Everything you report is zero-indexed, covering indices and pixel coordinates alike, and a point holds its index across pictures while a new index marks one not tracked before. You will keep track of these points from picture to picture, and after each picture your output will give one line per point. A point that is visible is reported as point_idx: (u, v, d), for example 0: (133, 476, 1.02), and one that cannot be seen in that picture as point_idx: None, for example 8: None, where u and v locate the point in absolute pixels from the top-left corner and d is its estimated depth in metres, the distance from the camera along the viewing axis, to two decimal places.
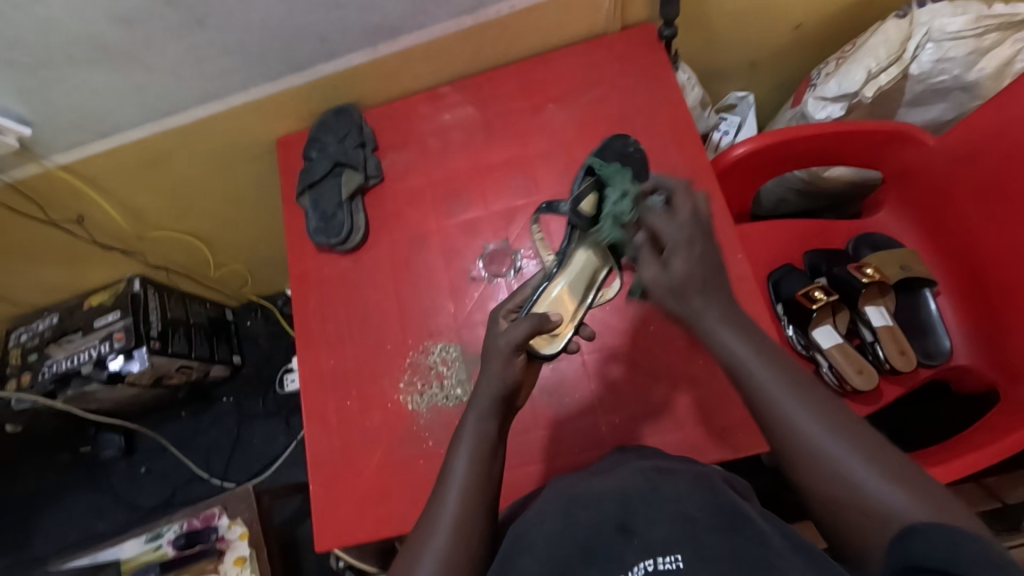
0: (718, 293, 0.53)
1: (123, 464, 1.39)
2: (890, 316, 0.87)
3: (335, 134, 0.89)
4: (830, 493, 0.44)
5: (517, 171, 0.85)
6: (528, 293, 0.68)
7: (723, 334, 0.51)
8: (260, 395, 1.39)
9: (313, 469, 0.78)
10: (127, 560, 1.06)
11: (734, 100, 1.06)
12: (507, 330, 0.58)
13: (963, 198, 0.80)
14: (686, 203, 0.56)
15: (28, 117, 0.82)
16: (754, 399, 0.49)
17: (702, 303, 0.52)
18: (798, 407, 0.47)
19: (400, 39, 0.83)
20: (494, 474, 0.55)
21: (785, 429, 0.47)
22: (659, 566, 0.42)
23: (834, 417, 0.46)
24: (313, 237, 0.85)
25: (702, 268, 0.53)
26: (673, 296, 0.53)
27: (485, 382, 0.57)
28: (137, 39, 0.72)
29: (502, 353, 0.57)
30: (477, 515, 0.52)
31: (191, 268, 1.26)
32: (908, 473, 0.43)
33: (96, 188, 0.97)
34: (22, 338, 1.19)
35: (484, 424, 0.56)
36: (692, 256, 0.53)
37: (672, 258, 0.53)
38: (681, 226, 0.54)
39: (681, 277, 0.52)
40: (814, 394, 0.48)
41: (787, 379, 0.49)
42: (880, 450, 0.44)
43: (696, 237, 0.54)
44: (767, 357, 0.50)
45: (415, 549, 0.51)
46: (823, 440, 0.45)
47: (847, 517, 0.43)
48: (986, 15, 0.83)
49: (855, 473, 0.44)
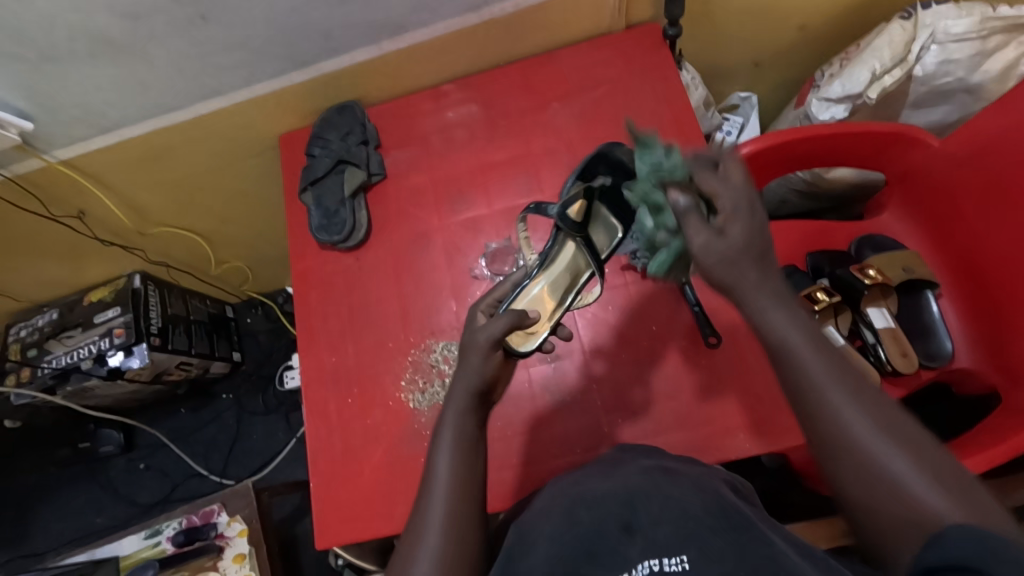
0: (772, 264, 0.47)
1: (122, 459, 1.38)
2: (891, 317, 0.87)
3: (338, 131, 0.89)
4: (867, 489, 0.42)
5: (520, 169, 0.85)
6: (509, 289, 0.67)
7: (774, 315, 0.46)
8: (260, 392, 1.39)
9: (314, 466, 0.78)
10: (126, 556, 1.06)
11: (737, 100, 1.06)
12: (486, 325, 0.57)
13: (966, 200, 0.80)
14: (736, 169, 0.50)
15: (29, 111, 0.81)
16: (798, 387, 0.45)
17: (762, 276, 0.47)
18: (847, 400, 0.44)
19: (404, 36, 0.83)
20: (478, 471, 0.54)
21: (830, 422, 0.44)
22: (665, 567, 0.41)
23: (881, 410, 0.44)
24: (315, 234, 0.85)
25: (759, 237, 0.47)
26: (725, 265, 0.47)
27: (463, 376, 0.56)
28: (141, 34, 0.72)
29: (481, 347, 0.56)
30: (468, 512, 0.51)
31: (192, 264, 1.25)
32: (949, 474, 0.41)
33: (96, 183, 0.96)
34: (22, 334, 1.19)
35: (462, 420, 0.55)
36: (750, 223, 0.47)
37: (728, 224, 0.47)
38: (737, 191, 0.48)
39: (739, 245, 0.46)
40: (863, 387, 0.45)
41: (837, 368, 0.45)
42: (926, 450, 0.42)
43: (751, 202, 0.48)
44: (819, 343, 0.46)
45: (409, 548, 0.50)
46: (867, 435, 0.43)
47: (884, 517, 0.41)
48: (991, 17, 0.83)
49: (899, 473, 0.41)
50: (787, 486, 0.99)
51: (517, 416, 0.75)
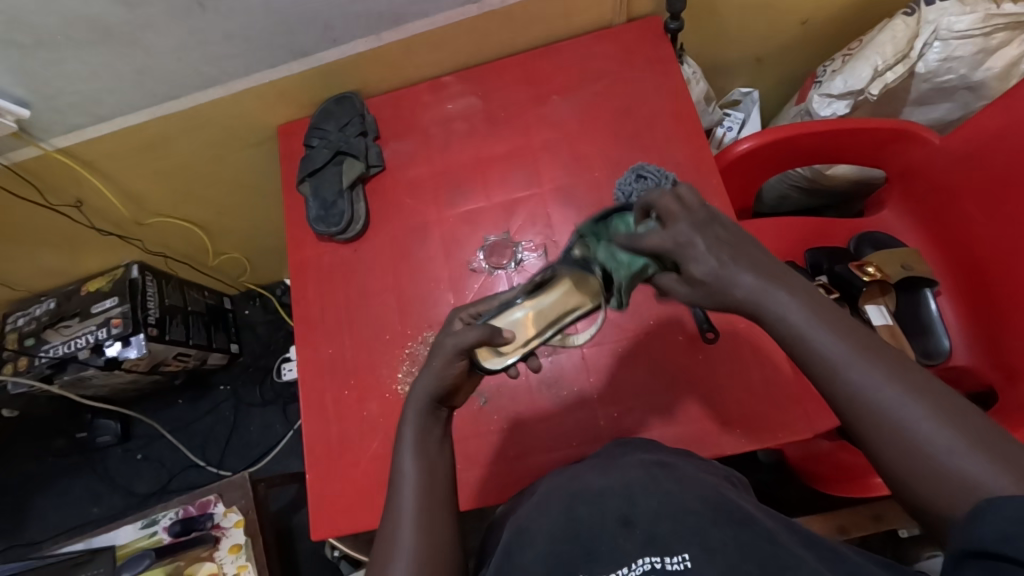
0: (756, 269, 0.46)
1: (119, 450, 1.39)
2: (890, 315, 0.86)
3: (337, 121, 0.88)
4: (902, 464, 0.40)
5: (519, 162, 0.85)
6: (495, 304, 0.63)
7: (775, 310, 0.45)
8: (258, 384, 1.39)
9: (311, 457, 0.78)
10: (122, 546, 1.05)
11: (738, 95, 1.05)
12: (459, 331, 0.55)
13: (967, 198, 0.79)
14: (671, 203, 0.48)
15: (27, 98, 0.81)
16: (815, 370, 0.44)
17: (745, 290, 0.46)
18: (867, 372, 0.42)
19: (404, 27, 0.82)
20: (444, 469, 0.54)
21: (854, 400, 0.42)
22: (666, 565, 0.41)
23: (907, 379, 0.42)
24: (313, 226, 0.85)
25: (723, 257, 0.47)
26: (715, 300, 0.48)
27: (424, 377, 0.55)
28: (139, 21, 0.72)
29: (445, 352, 0.54)
30: (441, 511, 0.51)
31: (190, 255, 1.25)
32: (991, 436, 0.39)
33: (94, 172, 0.96)
34: (20, 322, 1.19)
35: (423, 422, 0.55)
36: (701, 257, 0.47)
37: (689, 271, 0.48)
38: (676, 233, 0.48)
39: (707, 289, 0.47)
40: (886, 357, 0.43)
41: (854, 343, 0.44)
42: (959, 413, 0.40)
43: (696, 233, 0.47)
44: (832, 321, 0.45)
45: (387, 543, 0.50)
46: (893, 408, 0.41)
47: (920, 488, 0.40)
48: (994, 14, 0.82)
49: (931, 441, 0.40)
50: (783, 482, 0.99)
51: (513, 409, 0.75)
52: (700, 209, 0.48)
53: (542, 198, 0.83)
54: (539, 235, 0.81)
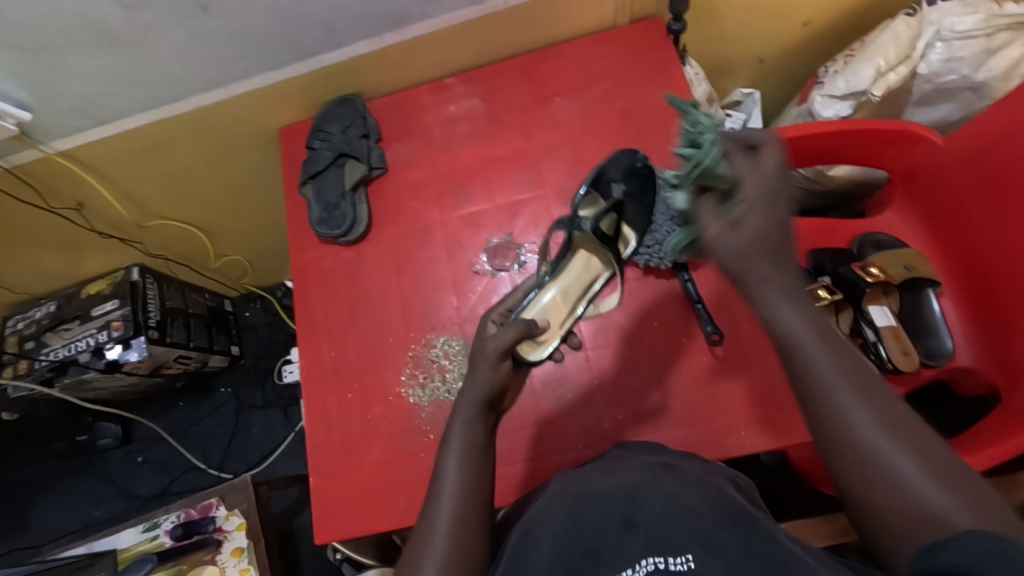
0: (790, 260, 0.47)
1: (120, 452, 1.38)
2: (892, 316, 0.87)
3: (339, 123, 0.88)
4: (875, 489, 0.42)
5: (523, 164, 0.85)
6: (519, 298, 0.73)
7: (785, 314, 0.46)
8: (259, 386, 1.39)
9: (313, 460, 0.78)
10: (124, 549, 1.05)
11: (739, 96, 1.05)
12: (497, 335, 0.61)
13: (974, 200, 0.79)
14: (769, 158, 0.48)
15: (28, 102, 0.80)
16: (804, 388, 0.46)
17: (769, 269, 0.46)
18: (852, 397, 0.44)
19: (407, 29, 0.82)
20: (487, 473, 0.55)
21: (840, 424, 0.44)
22: (669, 565, 0.42)
23: (886, 410, 0.44)
24: (315, 228, 0.84)
25: (776, 233, 0.46)
26: (737, 256, 0.47)
27: (472, 386, 0.59)
28: (142, 24, 0.71)
29: (490, 356, 0.59)
30: (474, 513, 0.52)
31: (191, 258, 1.25)
32: (955, 474, 0.41)
33: (94, 174, 0.95)
34: (20, 326, 1.19)
35: (469, 426, 0.57)
36: (768, 216, 0.46)
37: (744, 215, 0.46)
38: (763, 181, 0.47)
39: (752, 237, 0.46)
40: (868, 385, 0.45)
41: (845, 369, 0.45)
42: (934, 451, 0.42)
43: (775, 196, 0.47)
44: (827, 340, 0.46)
45: (417, 548, 0.50)
46: (874, 437, 0.43)
47: (886, 513, 0.42)
48: (997, 15, 0.82)
49: (905, 473, 0.42)
50: (786, 483, 0.99)
51: (517, 411, 0.75)
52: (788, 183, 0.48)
53: (545, 200, 0.83)
54: (542, 237, 0.81)
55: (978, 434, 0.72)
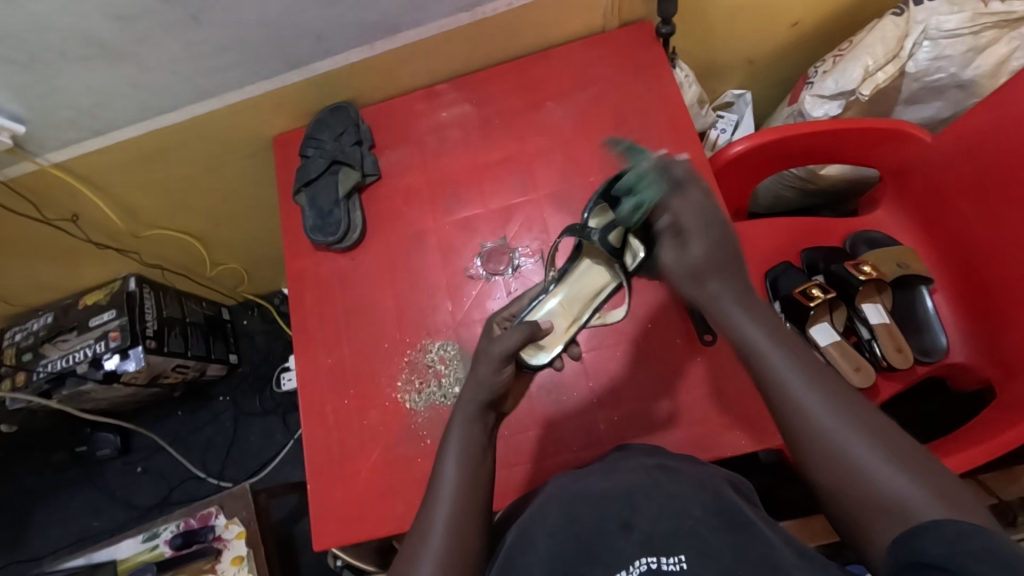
0: (735, 276, 0.57)
1: (119, 463, 1.38)
2: (887, 313, 0.88)
3: (332, 131, 0.88)
4: (839, 477, 0.46)
5: (515, 169, 0.85)
6: (525, 302, 0.72)
7: (738, 320, 0.54)
8: (257, 394, 1.39)
9: (310, 467, 0.78)
10: (123, 559, 1.05)
11: (731, 98, 1.08)
12: (500, 338, 0.61)
13: (963, 197, 0.80)
14: (692, 194, 0.58)
15: (22, 115, 0.81)
16: (765, 385, 0.51)
17: (720, 286, 0.56)
18: (808, 392, 0.49)
19: (398, 36, 0.82)
20: (485, 476, 0.56)
21: (799, 417, 0.48)
22: (662, 565, 0.43)
23: (842, 402, 0.48)
24: (310, 235, 0.85)
25: (715, 255, 0.56)
26: (690, 281, 0.57)
27: (473, 386, 0.60)
28: (134, 36, 0.72)
29: (492, 360, 0.60)
30: (473, 517, 0.53)
31: (187, 267, 1.26)
32: (915, 459, 0.44)
33: (90, 185, 0.96)
34: (17, 338, 1.19)
35: (468, 426, 0.59)
36: (707, 242, 0.57)
37: (688, 247, 0.57)
38: (694, 215, 0.57)
39: (696, 262, 0.57)
40: (823, 382, 0.49)
41: (800, 367, 0.50)
42: (893, 438, 0.46)
43: (705, 225, 0.57)
44: (779, 342, 0.52)
45: (414, 546, 0.52)
46: (833, 427, 0.47)
47: (852, 500, 0.45)
48: (983, 13, 0.83)
49: (864, 459, 0.45)
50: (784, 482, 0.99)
51: (513, 415, 0.75)
52: (713, 210, 0.57)
53: (538, 204, 0.83)
54: (536, 241, 0.82)
55: (973, 430, 0.72)
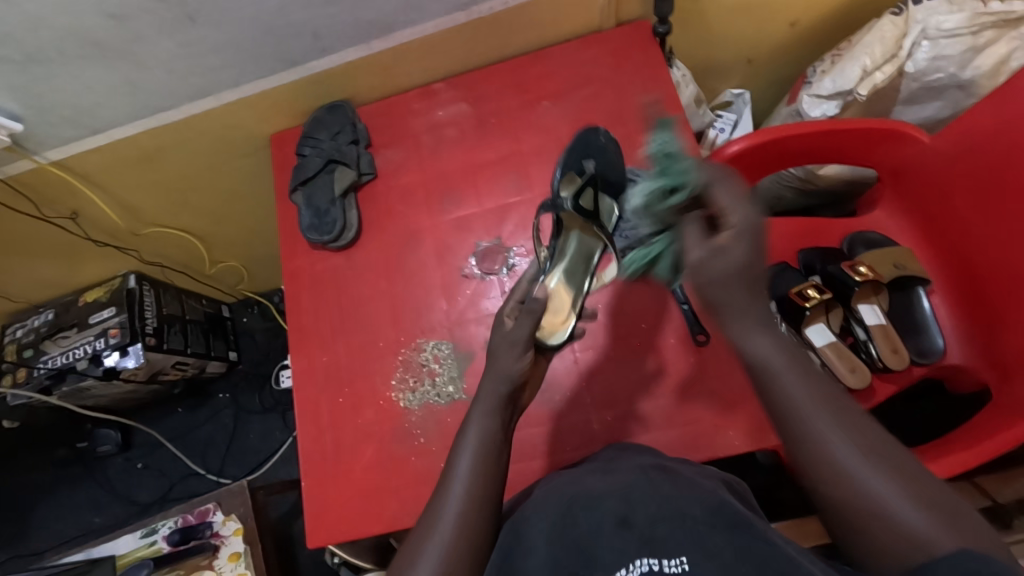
0: (760, 294, 0.53)
1: (120, 459, 1.39)
2: (883, 314, 0.87)
3: (329, 130, 0.89)
4: (858, 515, 0.43)
5: (512, 168, 0.85)
6: (528, 286, 0.69)
7: (754, 342, 0.51)
8: (257, 391, 1.39)
9: (305, 465, 0.78)
10: (123, 555, 1.06)
11: (729, 97, 1.06)
12: (517, 326, 0.63)
13: (962, 197, 0.79)
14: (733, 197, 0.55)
15: (20, 113, 0.81)
16: (782, 412, 0.49)
17: (745, 303, 0.52)
18: (827, 423, 0.47)
19: (393, 35, 0.82)
20: (498, 470, 0.56)
21: (818, 451, 0.46)
22: (663, 567, 0.42)
23: (862, 435, 0.46)
24: (306, 234, 0.85)
25: (750, 263, 0.52)
26: (717, 281, 0.52)
27: (497, 375, 0.61)
28: (130, 35, 0.72)
29: (518, 343, 0.61)
30: (482, 513, 0.52)
31: (187, 264, 1.26)
32: (936, 499, 0.42)
33: (89, 183, 0.96)
34: (19, 334, 1.20)
35: (487, 423, 0.58)
36: (747, 247, 0.52)
37: (725, 242, 0.52)
38: (741, 212, 0.53)
39: (736, 264, 0.51)
40: (845, 412, 0.47)
41: (819, 394, 0.48)
42: (914, 475, 0.44)
43: (750, 230, 0.52)
44: (797, 367, 0.50)
45: (419, 542, 0.51)
46: (855, 462, 0.44)
47: (872, 537, 0.43)
48: (981, 13, 0.82)
49: (886, 498, 0.43)
50: (781, 483, 0.99)
51: None
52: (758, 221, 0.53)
53: (533, 203, 0.83)
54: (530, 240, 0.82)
55: (970, 431, 0.72)
